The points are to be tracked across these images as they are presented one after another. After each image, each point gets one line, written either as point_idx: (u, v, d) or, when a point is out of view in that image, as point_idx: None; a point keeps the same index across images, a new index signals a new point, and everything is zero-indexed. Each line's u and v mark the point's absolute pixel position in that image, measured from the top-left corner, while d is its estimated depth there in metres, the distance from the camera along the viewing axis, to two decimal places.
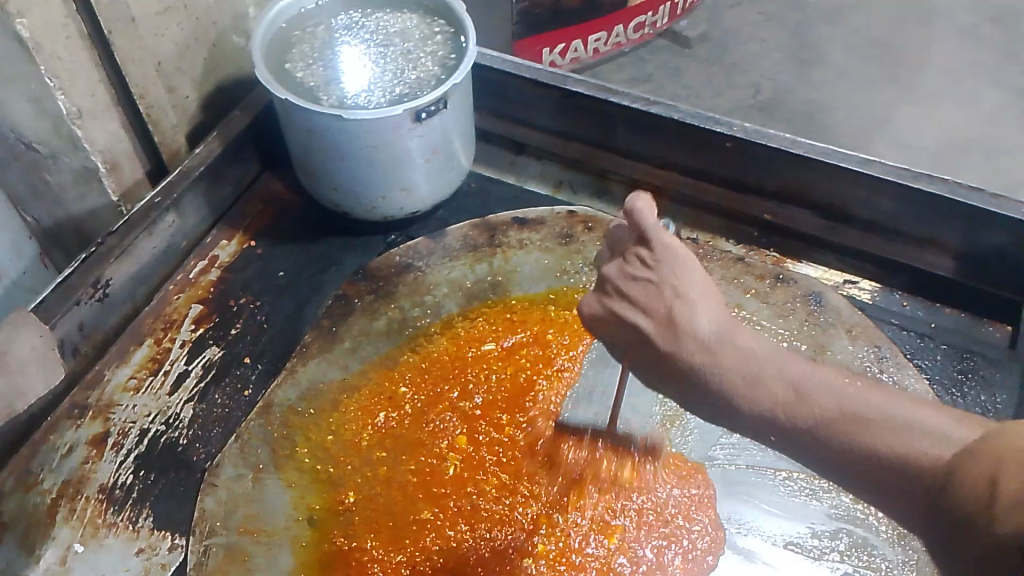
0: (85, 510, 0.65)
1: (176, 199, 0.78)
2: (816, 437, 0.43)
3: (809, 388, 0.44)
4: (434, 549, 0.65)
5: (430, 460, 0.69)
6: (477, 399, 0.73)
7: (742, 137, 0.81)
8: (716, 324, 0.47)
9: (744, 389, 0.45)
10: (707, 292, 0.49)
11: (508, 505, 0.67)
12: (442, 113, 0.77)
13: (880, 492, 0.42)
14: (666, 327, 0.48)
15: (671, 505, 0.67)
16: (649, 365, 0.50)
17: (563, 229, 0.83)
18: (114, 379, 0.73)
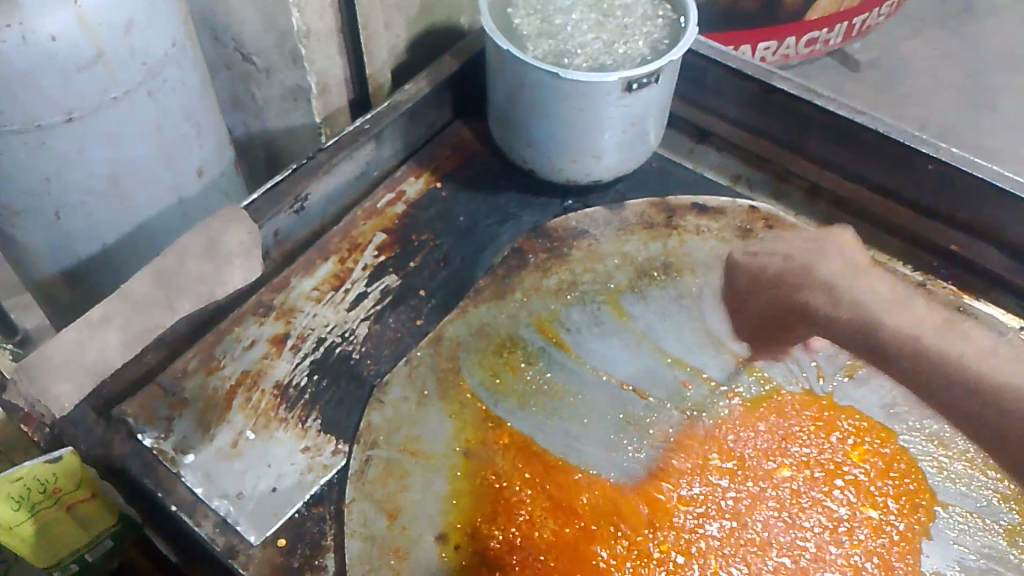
0: (260, 401, 0.70)
1: (382, 129, 0.83)
2: (860, 321, 0.65)
3: (926, 310, 0.66)
4: (588, 509, 0.65)
5: (588, 423, 0.70)
6: (637, 372, 0.73)
7: (947, 161, 0.79)
8: (870, 294, 0.66)
9: (876, 313, 0.65)
10: (842, 253, 0.69)
11: (665, 484, 0.67)
12: (651, 87, 0.77)
13: (998, 423, 0.63)
14: (800, 266, 0.70)
15: (835, 516, 0.66)
16: (760, 309, 0.74)
17: (742, 222, 0.83)
18: (299, 287, 0.77)
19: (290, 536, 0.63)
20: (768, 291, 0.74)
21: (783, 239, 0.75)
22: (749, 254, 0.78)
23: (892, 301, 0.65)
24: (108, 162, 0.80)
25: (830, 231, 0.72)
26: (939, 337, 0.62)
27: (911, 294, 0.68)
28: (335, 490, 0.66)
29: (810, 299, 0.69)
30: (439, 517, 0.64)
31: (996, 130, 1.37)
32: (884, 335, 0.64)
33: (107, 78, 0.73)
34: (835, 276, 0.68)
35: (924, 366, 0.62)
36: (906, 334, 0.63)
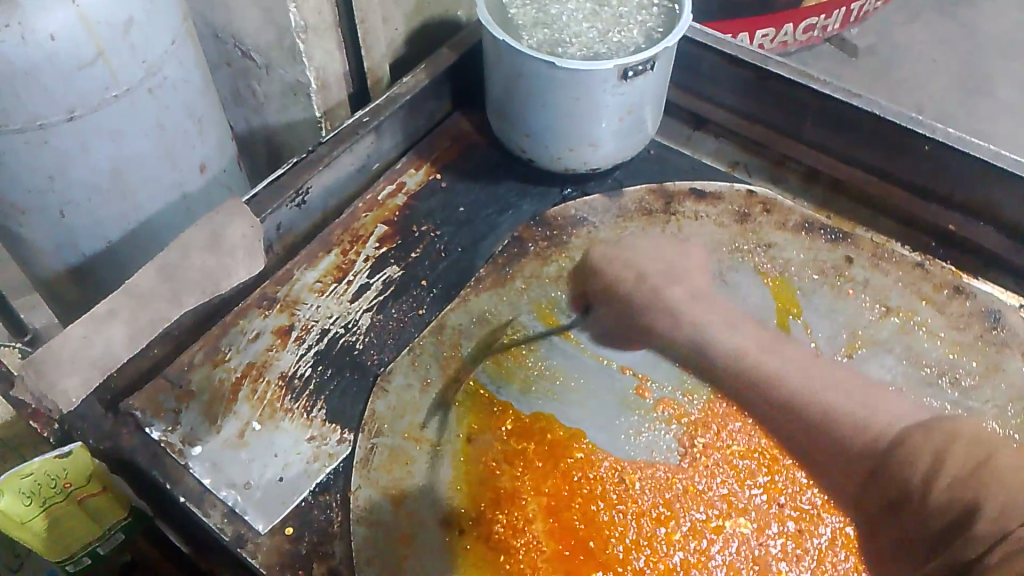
0: (266, 392, 0.71)
1: (381, 122, 0.83)
2: (718, 347, 0.73)
3: (772, 358, 0.72)
4: (592, 494, 0.66)
5: (592, 410, 0.71)
6: (638, 357, 0.74)
7: (944, 142, 0.79)
8: (701, 310, 0.75)
9: (702, 329, 0.74)
10: (660, 246, 0.80)
11: (668, 467, 0.68)
12: (647, 74, 0.78)
13: (814, 443, 0.68)
14: (653, 285, 0.77)
15: (837, 496, 0.67)
16: (611, 320, 0.76)
17: (739, 207, 0.84)
18: (302, 279, 0.78)
19: (298, 523, 0.64)
20: (621, 312, 0.76)
21: (679, 252, 0.80)
22: (612, 254, 0.80)
23: (760, 345, 0.73)
24: (111, 159, 0.80)
25: (687, 263, 0.79)
26: (793, 373, 0.71)
27: (756, 345, 0.73)
28: (341, 478, 0.66)
29: (663, 318, 0.75)
30: (443, 503, 0.64)
31: (994, 114, 1.37)
32: (716, 360, 0.73)
33: (108, 76, 0.74)
34: (681, 300, 0.76)
35: (786, 407, 0.70)
36: (727, 351, 0.73)
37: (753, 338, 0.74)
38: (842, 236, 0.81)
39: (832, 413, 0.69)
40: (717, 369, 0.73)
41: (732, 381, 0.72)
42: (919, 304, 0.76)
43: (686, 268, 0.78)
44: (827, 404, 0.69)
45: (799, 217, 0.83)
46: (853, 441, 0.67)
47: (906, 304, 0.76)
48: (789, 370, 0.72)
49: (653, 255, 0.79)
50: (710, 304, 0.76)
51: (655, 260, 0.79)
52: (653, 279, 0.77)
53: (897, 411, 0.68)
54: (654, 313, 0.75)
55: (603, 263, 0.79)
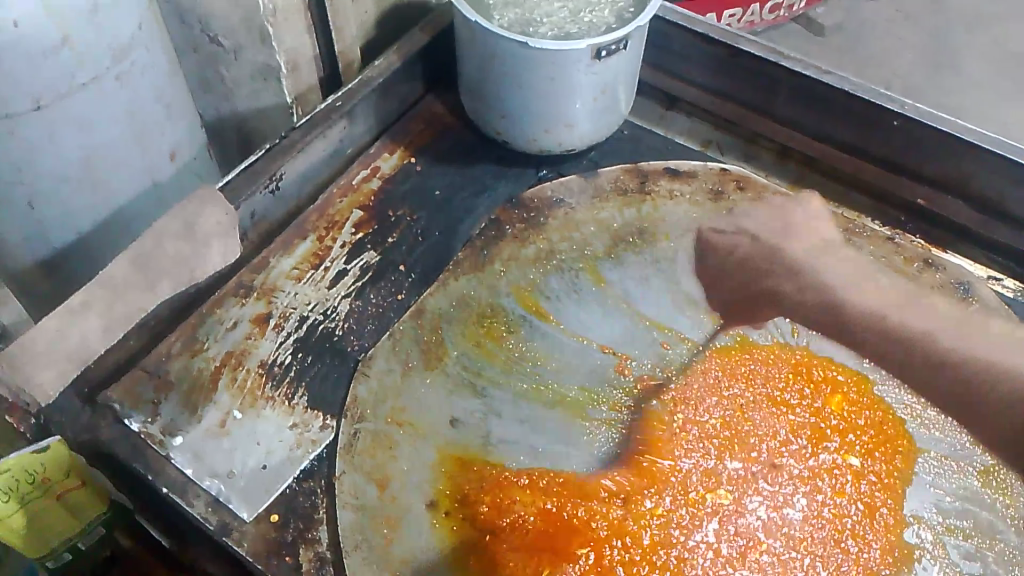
0: (246, 380, 0.71)
1: (354, 105, 0.83)
2: (875, 313, 0.75)
3: (908, 314, 0.75)
4: (578, 470, 0.67)
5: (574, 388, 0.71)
6: (617, 334, 0.74)
7: (913, 117, 0.81)
8: (839, 274, 0.77)
9: (884, 308, 0.75)
10: (807, 223, 0.81)
11: (653, 442, 0.68)
12: (620, 54, 0.78)
13: (954, 391, 0.71)
14: (772, 249, 0.79)
15: (819, 465, 0.68)
16: (729, 291, 0.77)
17: (714, 185, 0.85)
18: (278, 267, 0.78)
19: (283, 510, 0.64)
20: (744, 272, 0.78)
21: (781, 215, 0.82)
22: (714, 229, 0.81)
23: (895, 302, 0.75)
24: (80, 148, 0.79)
25: (802, 225, 0.81)
26: (942, 327, 0.74)
27: (934, 319, 0.74)
28: (325, 464, 0.66)
29: (788, 280, 0.77)
30: (428, 485, 0.65)
31: (959, 90, 1.39)
32: (890, 326, 0.74)
33: (74, 63, 0.73)
34: (811, 257, 0.78)
35: (927, 356, 0.73)
36: (868, 309, 0.75)
37: (893, 301, 0.75)
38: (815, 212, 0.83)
39: (1000, 371, 0.71)
40: (915, 356, 0.73)
41: (916, 351, 0.73)
42: (891, 276, 0.77)
43: (799, 224, 0.81)
44: (998, 364, 0.71)
45: (773, 194, 0.84)
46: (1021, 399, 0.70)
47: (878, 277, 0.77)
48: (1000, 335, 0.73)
49: (752, 220, 0.82)
50: (835, 256, 0.78)
51: (744, 235, 0.80)
52: (771, 238, 0.80)
53: (997, 352, 0.72)
54: (774, 277, 0.77)
55: (755, 235, 0.80)
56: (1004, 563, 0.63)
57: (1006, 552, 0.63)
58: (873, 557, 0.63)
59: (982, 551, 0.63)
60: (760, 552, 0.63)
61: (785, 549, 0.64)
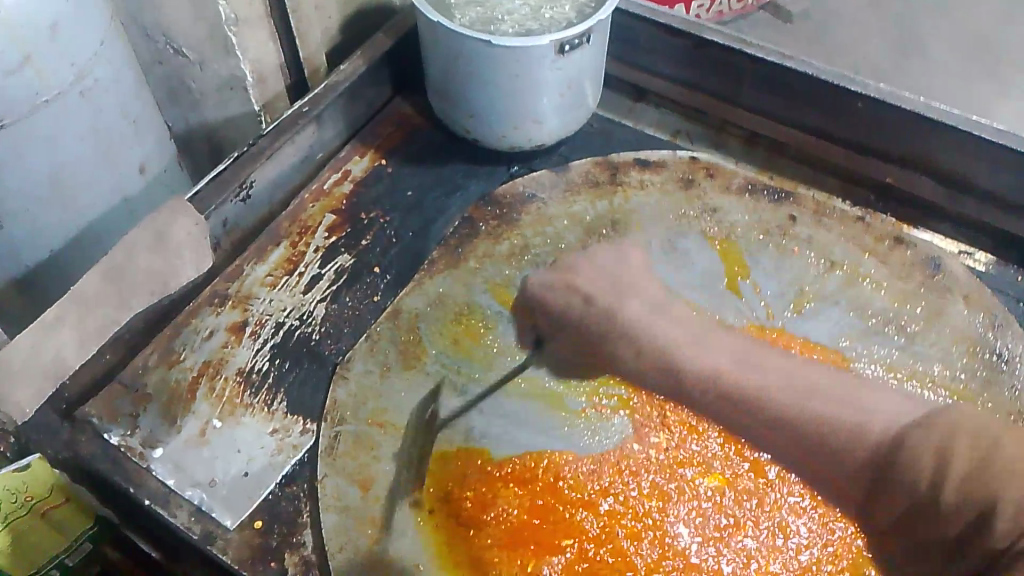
0: (224, 389, 0.70)
1: (322, 110, 0.83)
2: (694, 376, 0.69)
3: (754, 372, 0.68)
4: (564, 463, 0.67)
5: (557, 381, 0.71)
6: None
7: (877, 98, 0.81)
8: (667, 334, 0.71)
9: (713, 365, 0.69)
10: (643, 288, 0.74)
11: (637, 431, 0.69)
12: (583, 48, 0.78)
13: (791, 446, 0.66)
14: (608, 305, 0.72)
15: None
16: (567, 349, 0.73)
17: (684, 173, 0.85)
18: (252, 274, 0.78)
19: (266, 517, 0.64)
20: (576, 342, 0.73)
21: (623, 261, 0.77)
22: (564, 281, 0.75)
23: (735, 349, 0.70)
24: (48, 165, 0.79)
25: (626, 263, 0.77)
26: (791, 383, 0.66)
27: (732, 361, 0.69)
28: (306, 469, 0.67)
29: (622, 338, 0.71)
30: (411, 484, 0.65)
31: (926, 71, 1.41)
32: (704, 391, 0.69)
33: (36, 82, 0.73)
34: (639, 316, 0.72)
35: (755, 412, 0.67)
36: (679, 371, 0.69)
37: (721, 352, 0.69)
38: (785, 196, 0.83)
39: (834, 428, 0.64)
40: (745, 420, 0.67)
41: (744, 417, 0.67)
42: (862, 256, 0.78)
43: (618, 283, 0.75)
44: (824, 421, 0.64)
45: (742, 180, 0.84)
46: (827, 456, 0.64)
47: (850, 257, 0.78)
48: (825, 382, 0.66)
49: (585, 263, 0.77)
50: (654, 316, 0.72)
51: (593, 266, 0.76)
52: (615, 284, 0.74)
53: (851, 409, 0.64)
54: (614, 338, 0.72)
55: (588, 293, 0.74)
56: None
57: None
58: (859, 535, 0.64)
59: None
60: (747, 536, 0.64)
61: (772, 531, 0.64)
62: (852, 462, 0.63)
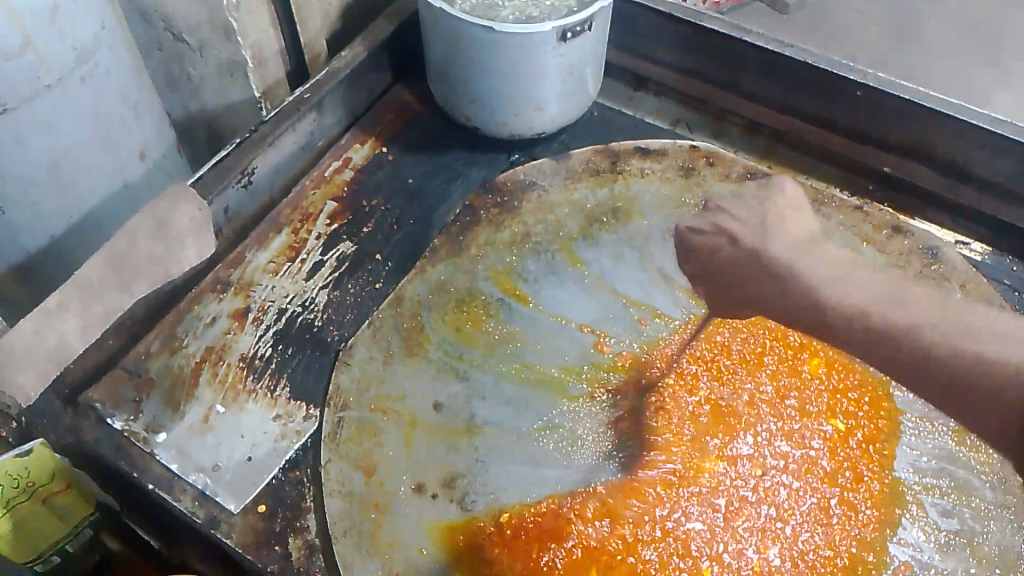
0: (227, 374, 0.71)
1: (323, 97, 0.83)
2: (847, 310, 0.70)
3: (898, 309, 0.69)
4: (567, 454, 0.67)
5: (559, 372, 0.71)
6: (598, 317, 0.75)
7: (876, 86, 0.82)
8: (831, 273, 0.73)
9: (877, 304, 0.69)
10: (796, 232, 0.76)
11: (641, 420, 0.69)
12: (585, 35, 0.78)
13: (924, 383, 0.67)
14: (758, 245, 0.75)
15: (805, 434, 0.68)
16: (715, 287, 0.76)
17: (684, 162, 0.86)
18: (254, 261, 0.78)
19: (270, 502, 0.65)
20: (727, 279, 0.75)
21: (766, 199, 0.80)
22: (711, 226, 0.79)
23: (887, 293, 0.70)
24: (49, 152, 0.79)
25: (783, 209, 0.79)
26: (943, 321, 0.66)
27: (879, 298, 0.70)
28: (310, 454, 0.67)
29: (763, 278, 0.74)
30: (413, 470, 0.65)
31: (924, 60, 1.41)
32: (884, 329, 0.68)
33: (37, 66, 0.73)
34: (788, 253, 0.74)
35: (918, 352, 0.66)
36: (841, 302, 0.71)
37: (858, 288, 0.71)
38: (785, 182, 0.83)
39: (978, 360, 0.63)
40: (891, 346, 0.68)
41: (885, 344, 0.68)
42: (861, 244, 0.78)
43: (763, 210, 0.79)
44: (987, 366, 0.62)
45: (742, 167, 0.85)
46: (987, 389, 0.62)
47: (849, 245, 0.78)
48: (977, 321, 0.65)
49: (720, 214, 0.80)
50: (810, 254, 0.74)
51: (728, 209, 0.80)
52: (752, 237, 0.76)
53: None
54: (772, 278, 0.74)
55: (734, 234, 0.77)
56: (981, 519, 0.64)
57: (981, 507, 0.64)
58: (856, 524, 0.64)
59: (958, 508, 0.65)
60: (744, 524, 0.64)
61: (774, 521, 0.64)
62: None
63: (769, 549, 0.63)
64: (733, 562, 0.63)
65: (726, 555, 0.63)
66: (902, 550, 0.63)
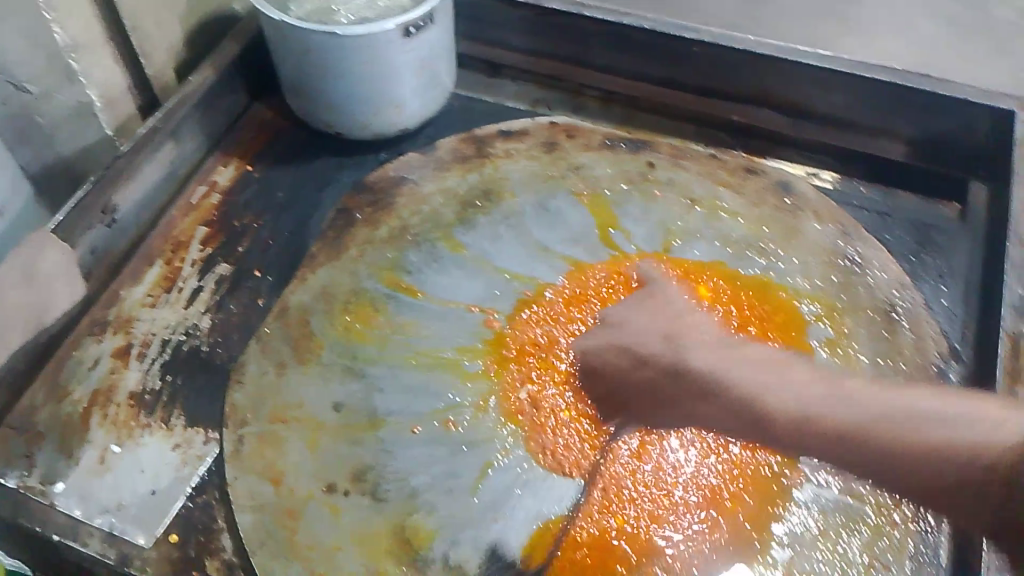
0: (118, 414, 0.69)
1: (177, 124, 0.82)
2: (774, 407, 0.62)
3: (844, 408, 0.59)
4: (475, 429, 0.68)
5: (463, 352, 0.72)
6: (494, 291, 0.76)
7: (711, 42, 0.87)
8: (766, 367, 0.64)
9: (761, 395, 0.62)
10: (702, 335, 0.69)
11: (548, 378, 0.70)
12: (429, 29, 0.80)
13: (848, 460, 0.57)
14: (633, 345, 0.70)
15: None
16: (622, 388, 0.69)
17: (546, 137, 0.89)
18: (130, 296, 0.77)
19: (181, 530, 0.64)
20: (627, 396, 0.69)
21: (651, 315, 0.72)
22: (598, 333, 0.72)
23: (812, 377, 0.62)
24: None
25: (684, 309, 0.72)
26: (900, 397, 0.57)
27: (812, 391, 0.61)
28: (215, 476, 0.66)
29: (696, 394, 0.67)
30: (319, 472, 0.65)
31: None
32: (774, 422, 0.61)
33: None
34: (709, 358, 0.67)
35: (835, 439, 0.58)
36: (725, 387, 0.65)
37: (750, 371, 0.64)
38: (642, 144, 0.88)
39: (927, 441, 0.53)
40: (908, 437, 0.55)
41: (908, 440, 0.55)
42: (718, 190, 0.83)
43: (679, 318, 0.71)
44: (938, 446, 0.53)
45: (601, 136, 0.89)
46: (925, 472, 0.53)
47: (709, 193, 0.83)
48: (917, 399, 0.56)
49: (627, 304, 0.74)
50: (737, 357, 0.66)
51: (654, 304, 0.73)
52: (632, 339, 0.71)
53: (961, 416, 0.54)
54: (704, 395, 0.66)
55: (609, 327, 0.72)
56: None
57: None
58: (758, 443, 0.67)
59: None
60: (650, 464, 0.66)
61: (675, 456, 0.66)
62: (962, 476, 0.51)
63: (673, 484, 0.65)
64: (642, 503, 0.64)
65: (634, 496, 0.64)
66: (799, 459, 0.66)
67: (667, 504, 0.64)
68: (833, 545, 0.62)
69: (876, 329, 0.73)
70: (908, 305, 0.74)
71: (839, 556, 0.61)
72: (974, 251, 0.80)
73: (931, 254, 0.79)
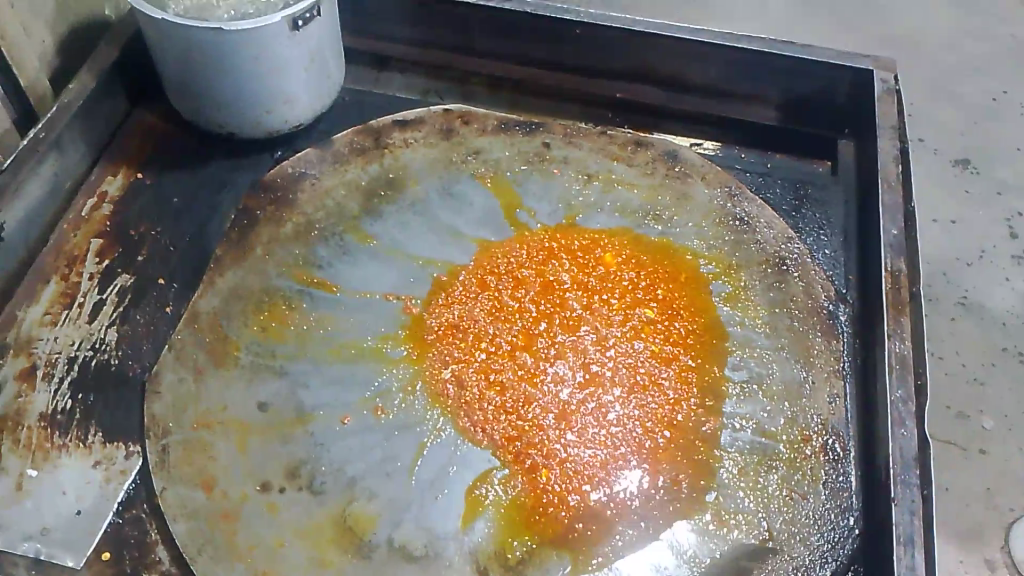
0: (30, 438, 0.67)
1: (58, 135, 0.79)
2: None
3: None
4: (406, 412, 0.69)
5: (385, 340, 0.73)
6: (410, 277, 0.77)
7: (590, 21, 0.90)
8: None
9: None
10: None
11: (471, 357, 0.72)
12: (316, 20, 0.80)
13: None
14: None
15: (613, 327, 0.74)
16: None
17: (441, 125, 0.90)
18: (28, 316, 0.74)
19: (113, 547, 0.62)
20: None
21: None
22: None
23: None
24: None
25: None
26: None
27: None
28: (141, 489, 0.65)
29: None
30: (252, 472, 0.65)
31: None
32: None
33: None
34: None
35: None
36: None
37: None
38: (536, 125, 0.90)
39: None
40: None
41: None
42: (612, 164, 0.87)
43: None
44: None
45: (494, 120, 0.90)
46: None
47: (604, 167, 0.86)
48: None
49: None
50: None
51: None
52: None
53: None
54: None
55: None
56: (764, 362, 0.73)
57: (763, 354, 0.73)
58: (674, 395, 0.71)
59: (745, 360, 0.73)
60: (577, 426, 0.69)
61: (600, 415, 0.69)
62: None
63: (600, 442, 0.68)
64: (576, 464, 0.67)
65: (565, 459, 0.67)
66: (712, 407, 0.70)
67: (597, 462, 0.67)
68: (754, 481, 0.67)
69: (769, 281, 0.78)
70: (794, 256, 0.80)
71: (761, 491, 0.66)
72: (847, 201, 0.86)
73: (810, 207, 0.86)
